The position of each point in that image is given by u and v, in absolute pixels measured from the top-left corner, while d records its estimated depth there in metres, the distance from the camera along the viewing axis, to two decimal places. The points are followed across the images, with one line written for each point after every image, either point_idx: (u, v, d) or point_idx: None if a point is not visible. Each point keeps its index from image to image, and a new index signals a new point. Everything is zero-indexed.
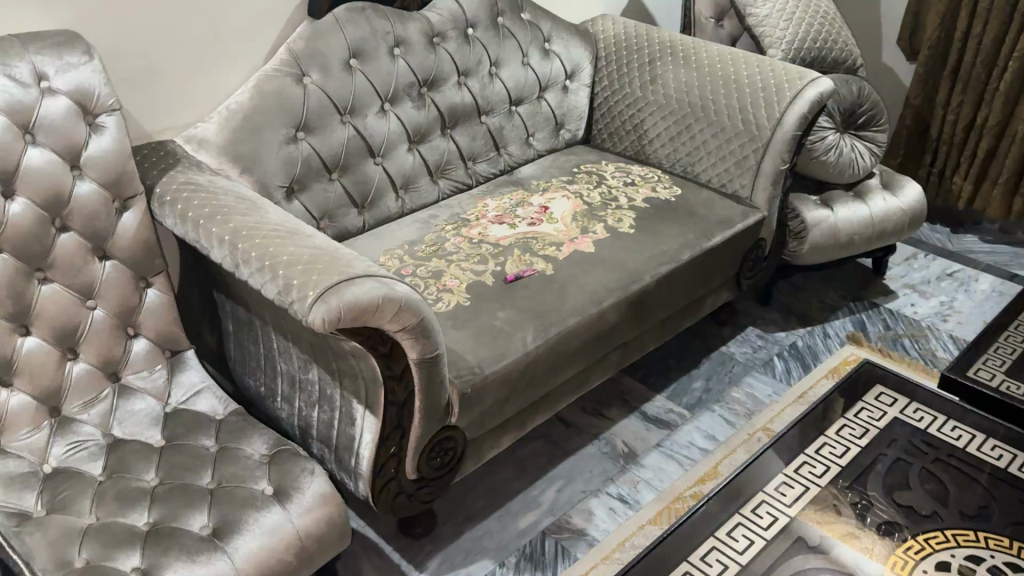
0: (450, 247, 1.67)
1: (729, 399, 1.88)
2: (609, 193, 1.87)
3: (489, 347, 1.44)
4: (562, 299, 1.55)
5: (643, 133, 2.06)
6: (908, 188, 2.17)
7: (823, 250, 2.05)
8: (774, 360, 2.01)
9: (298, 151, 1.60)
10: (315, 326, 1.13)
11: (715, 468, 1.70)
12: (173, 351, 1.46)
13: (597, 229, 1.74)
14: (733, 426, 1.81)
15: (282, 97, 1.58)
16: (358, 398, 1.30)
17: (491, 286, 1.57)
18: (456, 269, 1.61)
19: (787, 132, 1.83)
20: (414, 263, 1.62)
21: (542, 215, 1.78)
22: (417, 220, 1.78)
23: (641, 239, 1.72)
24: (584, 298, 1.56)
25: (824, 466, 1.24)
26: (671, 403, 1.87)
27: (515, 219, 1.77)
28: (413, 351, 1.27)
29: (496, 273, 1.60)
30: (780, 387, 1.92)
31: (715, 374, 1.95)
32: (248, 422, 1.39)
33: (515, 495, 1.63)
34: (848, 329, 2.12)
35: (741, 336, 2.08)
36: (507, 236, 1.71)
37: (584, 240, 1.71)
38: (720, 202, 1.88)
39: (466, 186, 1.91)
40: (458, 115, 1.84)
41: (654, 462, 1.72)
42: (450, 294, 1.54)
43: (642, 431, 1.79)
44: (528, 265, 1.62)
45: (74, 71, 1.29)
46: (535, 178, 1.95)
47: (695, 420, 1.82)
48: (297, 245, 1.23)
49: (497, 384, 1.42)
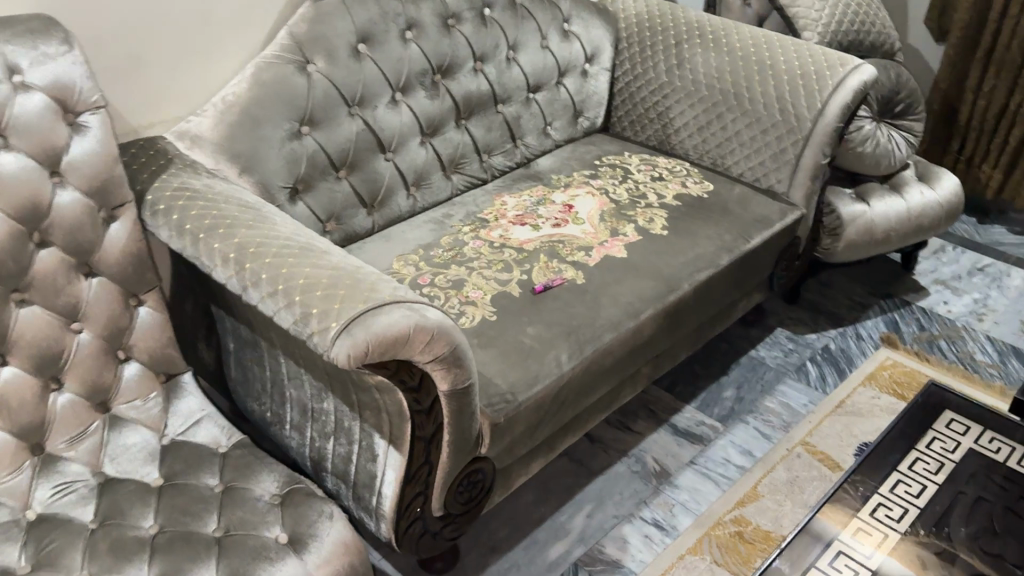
0: (469, 252, 1.53)
1: (763, 409, 1.77)
2: (637, 189, 1.73)
3: (520, 370, 1.30)
4: (596, 312, 1.41)
5: (668, 122, 1.92)
6: (944, 179, 2.05)
7: (858, 248, 1.93)
8: (807, 365, 1.89)
9: (303, 148, 1.45)
10: (339, 362, 0.99)
11: (755, 490, 1.58)
12: (169, 374, 1.31)
13: (628, 230, 1.60)
14: (769, 440, 1.69)
15: (284, 87, 1.42)
16: (380, 433, 1.16)
17: (518, 296, 1.43)
18: (478, 277, 1.46)
19: (830, 123, 1.69)
20: (431, 271, 1.48)
21: (567, 215, 1.64)
22: (431, 221, 1.63)
23: (676, 242, 1.58)
24: (620, 311, 1.42)
25: (900, 509, 1.12)
26: (702, 414, 1.75)
27: (538, 219, 1.62)
28: (445, 381, 1.13)
29: (523, 282, 1.46)
30: (816, 396, 1.80)
31: (747, 382, 1.83)
32: (255, 456, 1.25)
33: (541, 522, 1.51)
34: (881, 330, 2.01)
35: (770, 339, 1.96)
36: (531, 239, 1.56)
37: (615, 242, 1.56)
38: (755, 198, 1.74)
39: (481, 180, 1.76)
40: (473, 104, 1.69)
41: (689, 482, 1.60)
42: (473, 306, 1.40)
43: (674, 446, 1.68)
44: (557, 272, 1.48)
45: (51, 63, 1.12)
46: (555, 171, 1.81)
47: (729, 433, 1.71)
48: (314, 264, 1.09)
49: (530, 410, 1.28)
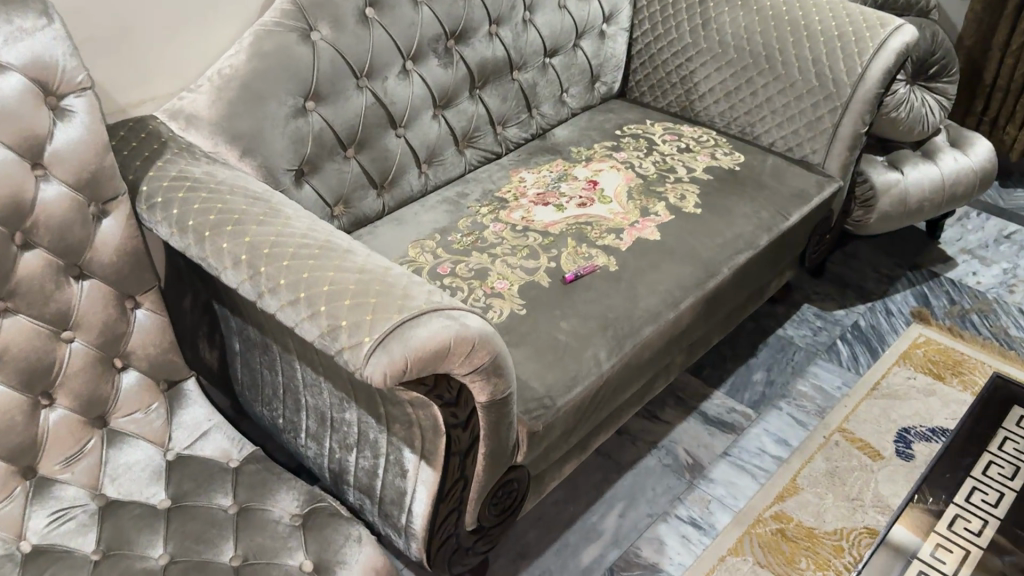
0: (490, 236, 1.41)
1: (796, 394, 1.68)
2: (664, 162, 1.62)
3: (557, 370, 1.19)
4: (634, 302, 1.30)
5: (693, 87, 1.79)
6: (977, 144, 1.95)
7: (890, 219, 1.83)
8: (838, 344, 1.80)
9: (308, 126, 1.32)
10: (374, 381, 0.88)
11: (794, 483, 1.50)
12: (171, 381, 1.20)
13: (659, 208, 1.48)
14: (805, 427, 1.61)
15: (287, 59, 1.28)
16: (411, 447, 1.05)
17: (548, 286, 1.31)
18: (502, 266, 1.35)
19: (871, 89, 1.58)
20: (451, 259, 1.36)
21: (592, 192, 1.52)
22: (445, 202, 1.51)
23: (712, 222, 1.47)
24: (659, 300, 1.32)
25: (961, 551, 1.06)
26: (732, 401, 1.66)
27: (561, 198, 1.50)
28: (484, 391, 1.02)
29: (552, 270, 1.34)
30: (850, 377, 1.72)
31: (777, 364, 1.74)
32: (270, 471, 1.14)
33: (571, 524, 1.42)
34: (911, 304, 1.92)
35: (798, 316, 1.87)
36: (557, 221, 1.44)
37: (647, 222, 1.45)
38: (789, 170, 1.63)
39: (495, 154, 1.64)
40: (488, 72, 1.56)
41: (724, 476, 1.51)
42: (500, 298, 1.29)
43: (705, 436, 1.59)
44: (588, 258, 1.37)
45: (28, 39, 0.98)
46: (573, 143, 1.69)
47: (762, 421, 1.62)
48: (338, 266, 0.97)
49: (569, 414, 1.18)
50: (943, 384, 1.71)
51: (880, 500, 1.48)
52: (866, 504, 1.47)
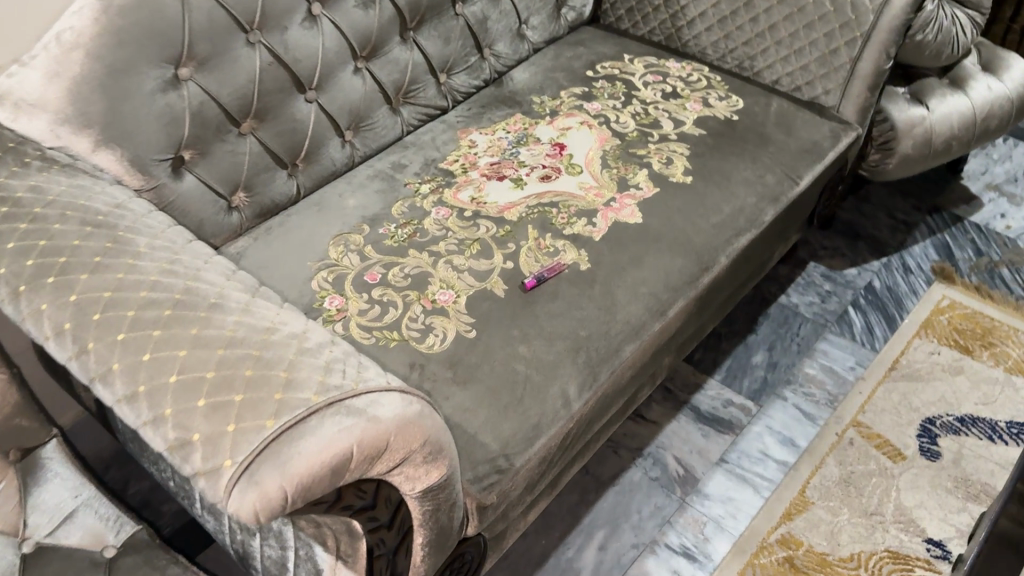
0: (431, 227, 1.13)
1: (802, 379, 1.45)
2: (645, 114, 1.33)
3: (514, 417, 0.94)
4: (611, 314, 1.04)
5: (679, 11, 1.48)
6: (1013, 66, 1.65)
7: (912, 163, 1.56)
8: (850, 312, 1.56)
9: (183, 102, 1.02)
10: (243, 521, 0.62)
11: (803, 496, 1.28)
12: (23, 449, 0.95)
13: (640, 180, 1.20)
14: (814, 422, 1.38)
15: (149, 15, 0.96)
16: (324, 547, 0.81)
17: (504, 296, 1.05)
18: (446, 270, 1.07)
19: (898, 15, 1.27)
20: (382, 260, 1.09)
21: (558, 159, 1.23)
22: (377, 178, 1.22)
23: (705, 196, 1.20)
24: (641, 309, 1.05)
25: None
26: (729, 391, 1.43)
27: (520, 169, 1.22)
28: (412, 483, 0.77)
29: (508, 273, 1.07)
30: (864, 356, 1.48)
31: (780, 342, 1.50)
32: (153, 566, 0.90)
33: (543, 561, 1.20)
34: (931, 258, 1.67)
35: (803, 279, 1.62)
36: (515, 202, 1.16)
37: (626, 200, 1.17)
38: (797, 117, 1.34)
39: (440, 109, 1.34)
40: (423, 9, 1.24)
41: (721, 490, 1.29)
42: (443, 316, 1.02)
43: (699, 439, 1.36)
44: (553, 255, 1.09)
45: None
46: (535, 90, 1.39)
47: (764, 416, 1.39)
48: (195, 337, 0.70)
49: (531, 471, 0.94)
50: (971, 359, 1.48)
51: (903, 513, 1.27)
52: (888, 520, 1.26)
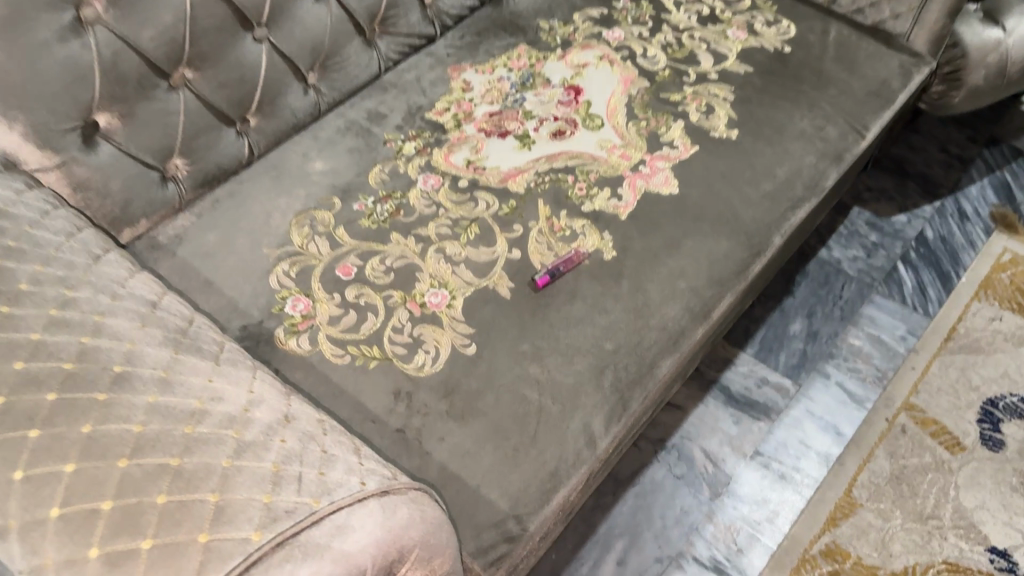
0: (418, 201, 0.91)
1: (846, 352, 1.26)
2: (678, 47, 1.09)
3: (526, 464, 0.75)
4: (642, 318, 0.84)
5: None
6: None
7: (981, 96, 1.32)
8: (899, 269, 1.36)
9: (90, 53, 0.78)
10: None
11: (849, 496, 1.12)
12: None
13: (674, 135, 0.98)
14: (861, 406, 1.21)
15: None
16: None
17: (509, 297, 0.84)
18: (438, 263, 0.86)
19: None
20: (358, 248, 0.88)
21: (573, 107, 1.01)
22: (349, 134, 0.99)
23: (753, 156, 0.98)
24: (679, 311, 0.85)
25: None
26: (763, 367, 1.25)
27: (527, 122, 0.99)
28: None
29: (515, 266, 0.86)
30: (916, 323, 1.30)
31: (820, 306, 1.31)
32: None
33: None
34: (991, 202, 1.46)
35: (845, 227, 1.41)
36: (521, 167, 0.94)
37: (657, 162, 0.95)
38: (860, 48, 1.11)
39: (426, 39, 1.10)
40: None
41: (756, 490, 1.13)
42: (435, 326, 0.82)
43: (730, 426, 1.18)
44: (569, 240, 0.88)
45: None
46: (542, 12, 1.14)
47: (803, 397, 1.21)
48: (87, 440, 0.50)
49: (547, 528, 0.76)
50: None
51: (962, 516, 1.11)
52: (946, 525, 1.10)
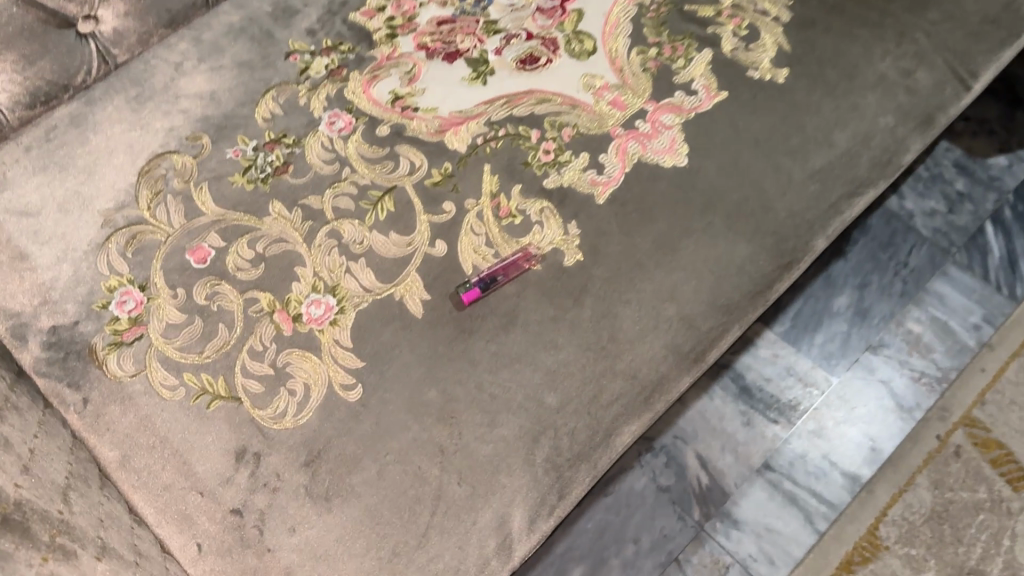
0: (316, 153, 0.65)
1: (899, 342, 1.00)
2: None
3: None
4: (605, 360, 0.59)
5: None
6: None
7: None
8: (987, 232, 1.06)
9: None
10: None
11: (873, 535, 0.89)
12: None
13: (695, 73, 0.69)
14: (908, 416, 0.96)
15: None
16: None
17: (420, 315, 0.60)
18: (329, 254, 0.61)
19: None
20: (223, 222, 0.63)
21: (558, 18, 0.71)
22: (242, 38, 0.72)
23: (805, 112, 0.68)
24: (659, 350, 0.60)
25: None
26: (791, 353, 1.00)
27: (489, 38, 0.70)
28: None
29: (435, 266, 0.61)
30: (997, 308, 1.02)
31: (877, 276, 1.04)
32: None
33: None
34: None
35: (925, 169, 1.11)
36: (470, 109, 0.67)
37: (662, 116, 0.67)
38: None
39: None
40: None
41: (758, 515, 0.91)
42: (310, 353, 0.58)
43: (738, 429, 0.95)
44: (517, 232, 0.62)
45: None
46: None
47: (836, 398, 0.97)
48: None
49: None
50: None
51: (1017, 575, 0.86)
52: None
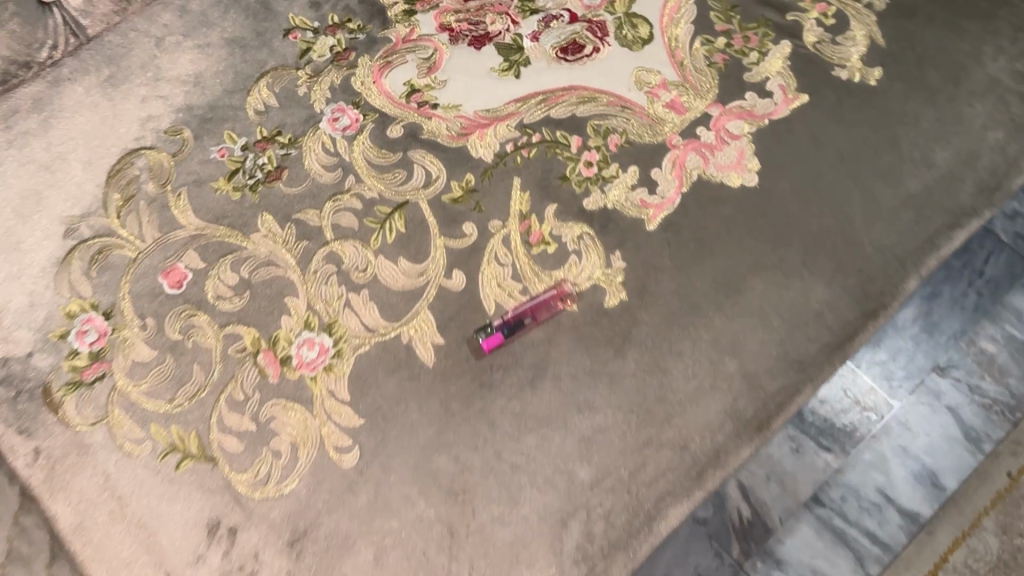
0: (315, 156, 0.55)
1: (974, 365, 0.75)
2: None
3: None
4: (650, 426, 0.49)
5: None
6: None
7: None
8: None
9: None
10: None
11: None
12: None
13: (770, 70, 0.58)
14: (978, 451, 0.72)
15: None
16: None
17: (431, 363, 0.50)
18: (326, 283, 0.52)
19: None
20: (204, 237, 0.53)
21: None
22: (236, 10, 0.61)
23: (900, 121, 0.57)
24: (716, 415, 0.50)
25: None
26: (849, 375, 0.76)
27: (526, 21, 0.60)
28: None
29: (451, 303, 0.51)
30: None
31: (948, 288, 0.79)
32: None
33: None
34: None
35: None
36: (499, 108, 0.56)
37: (729, 123, 0.56)
38: None
39: None
40: None
41: (801, 555, 0.69)
42: (299, 405, 0.49)
43: (788, 457, 0.73)
44: (549, 264, 0.52)
45: None
46: None
47: (893, 440, 0.73)
48: None
49: None
50: None
51: None
52: None
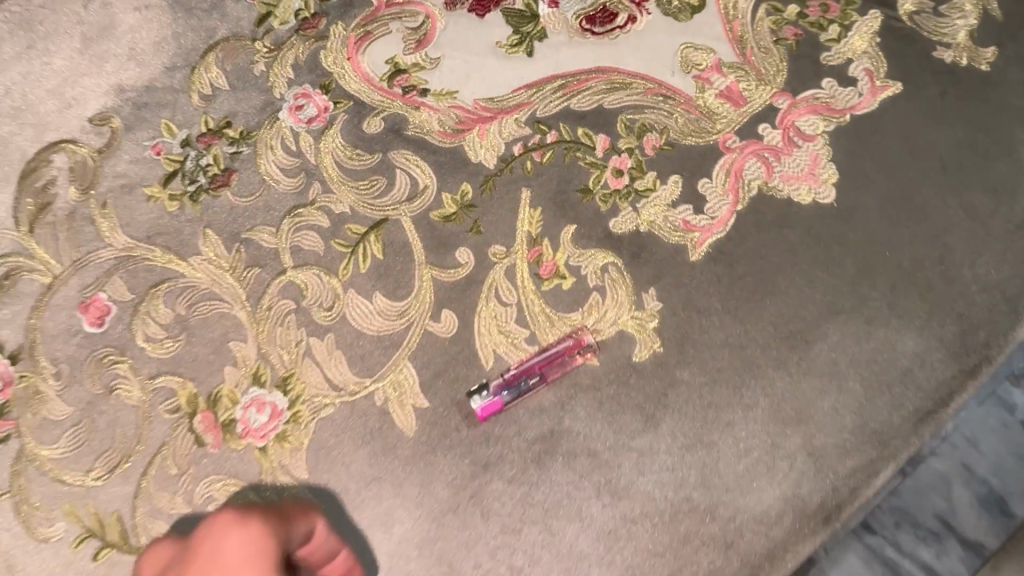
0: (272, 156, 0.44)
1: None
2: None
3: None
4: (689, 520, 0.38)
5: None
6: None
7: None
8: None
9: None
10: None
11: None
12: None
13: (853, 47, 0.45)
14: None
15: None
16: None
17: (412, 432, 0.40)
18: (282, 325, 0.41)
19: None
20: (132, 260, 0.42)
21: None
22: None
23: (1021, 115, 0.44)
24: (774, 505, 0.39)
25: None
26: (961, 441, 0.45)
27: None
28: None
29: (438, 355, 0.40)
30: None
31: None
32: None
33: None
34: None
35: None
36: (505, 95, 0.45)
37: (799, 119, 0.44)
38: None
39: None
40: None
41: None
42: (245, 484, 0.39)
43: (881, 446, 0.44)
44: (563, 304, 0.41)
45: None
46: None
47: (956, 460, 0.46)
48: None
49: None
50: None
51: None
52: None
